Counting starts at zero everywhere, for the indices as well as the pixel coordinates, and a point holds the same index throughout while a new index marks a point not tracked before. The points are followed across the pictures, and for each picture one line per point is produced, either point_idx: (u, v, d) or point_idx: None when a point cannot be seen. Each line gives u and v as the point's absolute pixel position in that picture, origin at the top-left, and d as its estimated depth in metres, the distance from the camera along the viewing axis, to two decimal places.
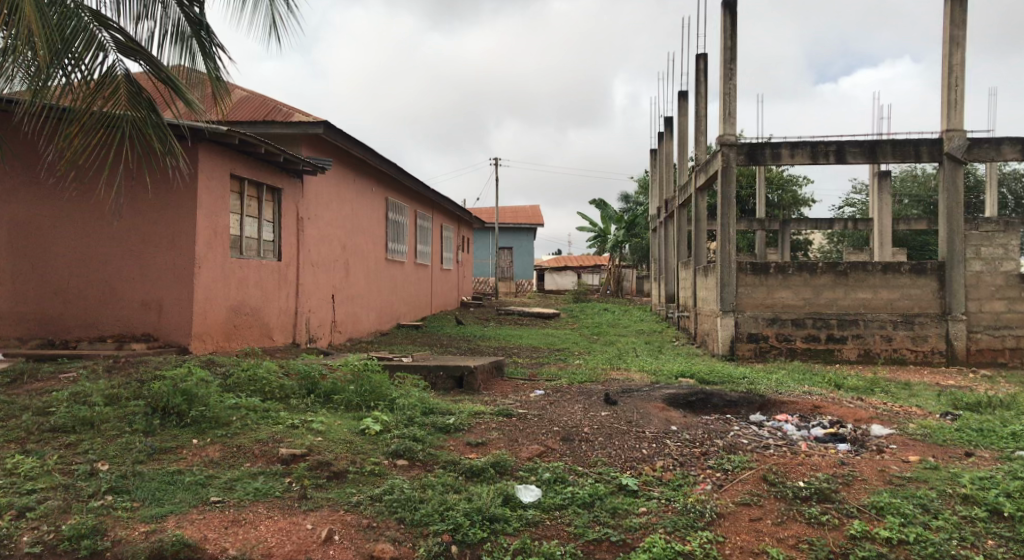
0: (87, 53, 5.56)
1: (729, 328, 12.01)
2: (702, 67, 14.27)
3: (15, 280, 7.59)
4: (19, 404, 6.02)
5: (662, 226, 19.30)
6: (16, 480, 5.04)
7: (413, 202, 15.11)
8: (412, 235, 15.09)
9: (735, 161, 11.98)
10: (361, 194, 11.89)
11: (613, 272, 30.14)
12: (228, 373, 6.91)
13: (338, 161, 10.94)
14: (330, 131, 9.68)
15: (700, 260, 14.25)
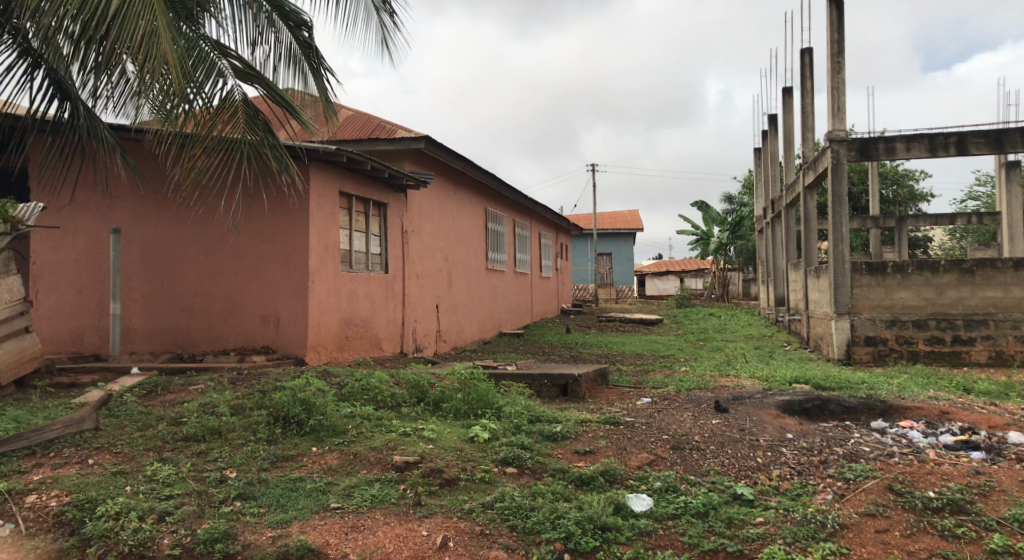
0: (208, 80, 5.85)
1: (844, 331, 11.57)
2: (807, 61, 13.80)
3: (148, 297, 8.01)
4: (156, 414, 6.34)
5: (769, 227, 18.71)
6: (155, 486, 5.37)
7: (512, 211, 15.26)
8: (512, 243, 15.25)
9: (847, 157, 11.52)
10: (461, 205, 12.10)
11: (719, 275, 29.18)
12: (343, 383, 7.11)
13: (439, 174, 11.19)
14: (431, 145, 9.87)
15: (812, 260, 13.75)
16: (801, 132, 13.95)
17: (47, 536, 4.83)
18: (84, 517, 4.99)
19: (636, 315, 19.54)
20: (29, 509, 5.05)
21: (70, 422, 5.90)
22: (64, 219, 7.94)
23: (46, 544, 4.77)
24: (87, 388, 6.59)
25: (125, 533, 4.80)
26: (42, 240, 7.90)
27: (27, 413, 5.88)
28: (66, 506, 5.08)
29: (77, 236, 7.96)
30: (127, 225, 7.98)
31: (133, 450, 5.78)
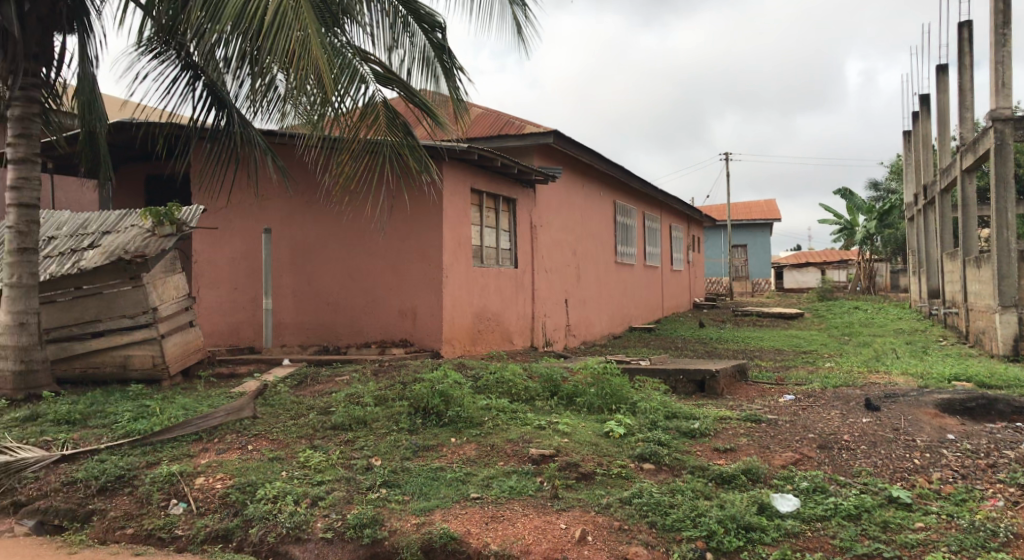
0: (352, 85, 6.10)
1: (1009, 326, 10.73)
2: (964, 35, 12.89)
3: (296, 293, 8.40)
4: (306, 403, 6.67)
5: (921, 214, 17.57)
6: (308, 472, 5.65)
7: (641, 204, 15.15)
8: (641, 237, 15.15)
9: (1013, 137, 10.69)
10: (590, 199, 12.12)
11: (866, 267, 27.72)
12: (478, 375, 7.27)
13: (567, 169, 11.22)
14: (560, 139, 9.90)
15: (971, 249, 12.86)
16: (959, 111, 13.07)
17: (214, 516, 5.17)
18: (246, 499, 5.30)
19: (776, 309, 18.81)
20: (198, 490, 5.40)
21: (231, 410, 6.29)
22: (221, 220, 8.43)
23: (213, 523, 5.12)
24: (242, 379, 6.99)
25: (283, 515, 5.08)
26: (201, 241, 8.45)
27: (193, 401, 6.31)
28: (230, 488, 5.40)
29: (233, 235, 8.44)
30: (277, 225, 8.38)
31: (287, 437, 6.10)
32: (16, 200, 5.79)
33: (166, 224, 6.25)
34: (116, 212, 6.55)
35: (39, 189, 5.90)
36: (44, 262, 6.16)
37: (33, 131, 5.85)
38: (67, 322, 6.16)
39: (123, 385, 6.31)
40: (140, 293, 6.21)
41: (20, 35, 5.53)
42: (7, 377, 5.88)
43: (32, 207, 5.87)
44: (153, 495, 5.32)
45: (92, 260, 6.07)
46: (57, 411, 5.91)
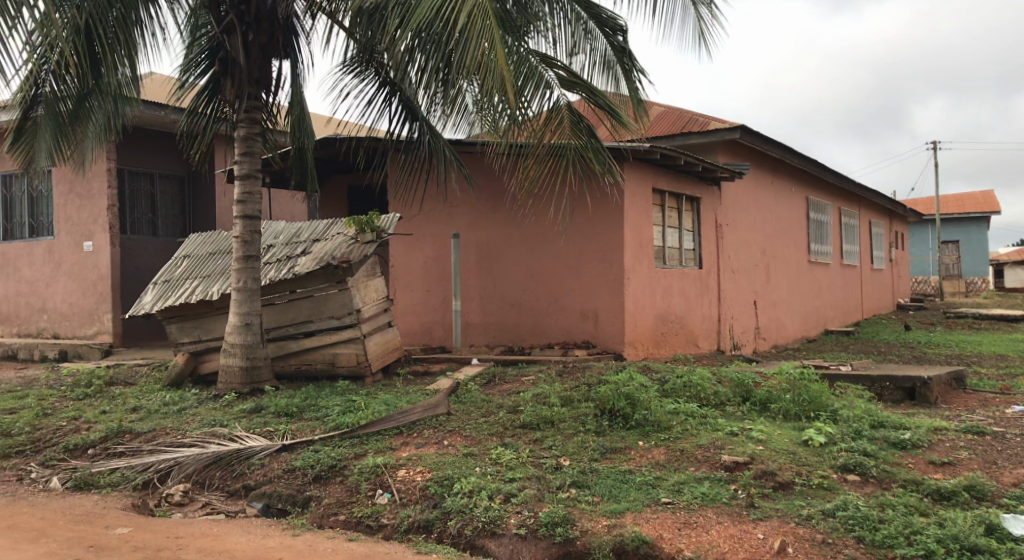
0: (538, 92, 6.23)
1: None
2: None
3: (483, 295, 8.73)
4: (495, 402, 6.89)
5: None
6: (500, 469, 5.81)
7: (837, 199, 14.47)
8: (837, 234, 14.46)
9: None
10: (779, 196, 11.74)
11: None
12: (664, 379, 7.21)
13: (754, 165, 10.94)
14: (748, 133, 9.61)
15: None
16: None
17: (415, 506, 5.43)
18: (443, 492, 5.53)
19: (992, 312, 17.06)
20: (400, 481, 5.70)
21: (428, 406, 6.61)
22: (415, 226, 8.94)
23: (415, 514, 5.37)
24: (435, 377, 7.34)
25: (479, 509, 5.24)
26: (398, 247, 8.99)
27: (393, 397, 6.70)
28: (429, 481, 5.66)
29: (425, 241, 8.91)
30: (464, 230, 8.77)
31: (480, 435, 6.32)
32: (241, 213, 6.43)
33: (368, 231, 6.70)
34: (324, 221, 7.11)
35: (260, 202, 6.53)
36: (265, 267, 6.80)
37: (256, 149, 6.48)
38: (284, 322, 6.81)
39: (332, 381, 6.84)
40: (345, 296, 6.69)
41: (245, 63, 6.26)
42: (236, 372, 6.58)
43: (254, 218, 6.51)
44: (361, 485, 5.68)
45: (304, 266, 6.62)
46: (277, 404, 6.50)
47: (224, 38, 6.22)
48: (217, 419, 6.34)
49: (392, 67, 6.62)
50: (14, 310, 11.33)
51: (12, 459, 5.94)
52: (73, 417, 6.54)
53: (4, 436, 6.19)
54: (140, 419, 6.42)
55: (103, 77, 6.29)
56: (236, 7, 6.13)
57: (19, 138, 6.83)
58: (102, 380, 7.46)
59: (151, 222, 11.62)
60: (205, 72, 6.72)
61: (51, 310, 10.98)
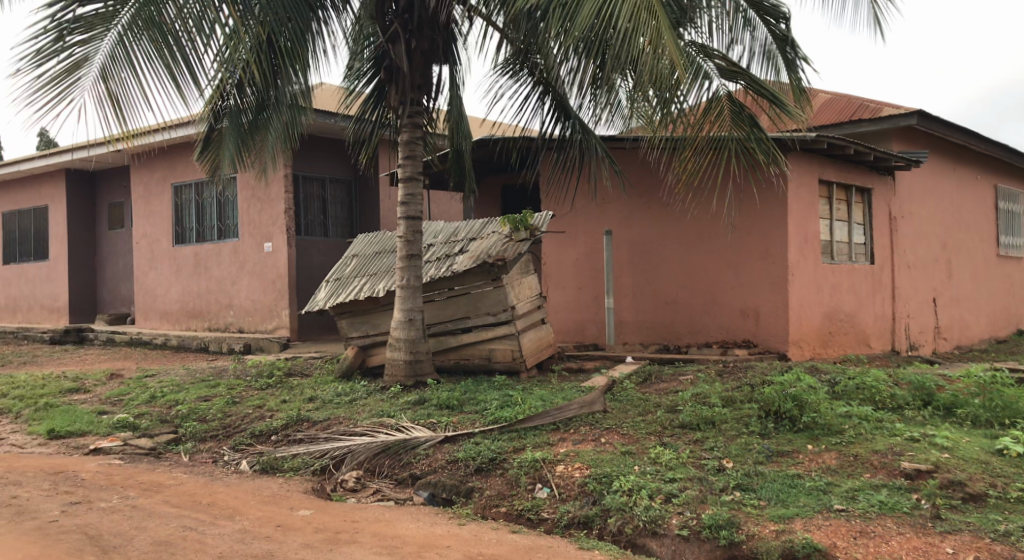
0: (696, 83, 6.09)
1: None
2: None
3: (637, 293, 8.82)
4: (653, 401, 6.84)
5: None
6: (660, 468, 5.70)
7: None
8: None
9: None
10: (961, 185, 11.08)
11: None
12: (835, 381, 6.93)
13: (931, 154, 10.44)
14: (925, 119, 9.28)
15: None
16: None
17: (575, 502, 5.45)
18: (602, 490, 5.49)
19: None
20: (559, 477, 5.72)
21: (584, 403, 6.63)
22: (567, 225, 9.18)
23: (575, 510, 5.37)
24: (589, 375, 7.38)
25: (639, 508, 5.17)
26: (551, 246, 9.26)
27: (549, 393, 6.77)
28: (587, 478, 5.64)
29: (577, 240, 9.13)
30: (617, 227, 8.92)
31: (638, 433, 6.26)
32: (404, 214, 6.76)
33: (521, 230, 6.79)
34: (480, 219, 7.27)
35: (421, 203, 6.83)
36: (426, 265, 7.08)
37: (417, 153, 6.79)
38: (444, 318, 7.09)
39: (489, 376, 7.02)
40: (500, 293, 6.81)
41: (409, 69, 6.56)
42: (400, 365, 6.91)
43: (416, 219, 6.81)
44: (521, 479, 5.76)
45: (462, 264, 6.83)
46: (438, 398, 6.75)
47: (389, 46, 6.53)
48: (384, 410, 6.66)
49: (544, 66, 6.68)
50: (205, 306, 12.39)
51: (208, 442, 6.52)
52: (258, 405, 7.09)
53: (201, 421, 6.81)
54: (316, 408, 6.87)
55: (282, 88, 6.77)
56: (401, 16, 6.43)
57: (207, 147, 7.68)
58: (282, 371, 8.06)
59: (324, 226, 12.37)
60: (369, 81, 7.02)
61: (237, 306, 11.90)
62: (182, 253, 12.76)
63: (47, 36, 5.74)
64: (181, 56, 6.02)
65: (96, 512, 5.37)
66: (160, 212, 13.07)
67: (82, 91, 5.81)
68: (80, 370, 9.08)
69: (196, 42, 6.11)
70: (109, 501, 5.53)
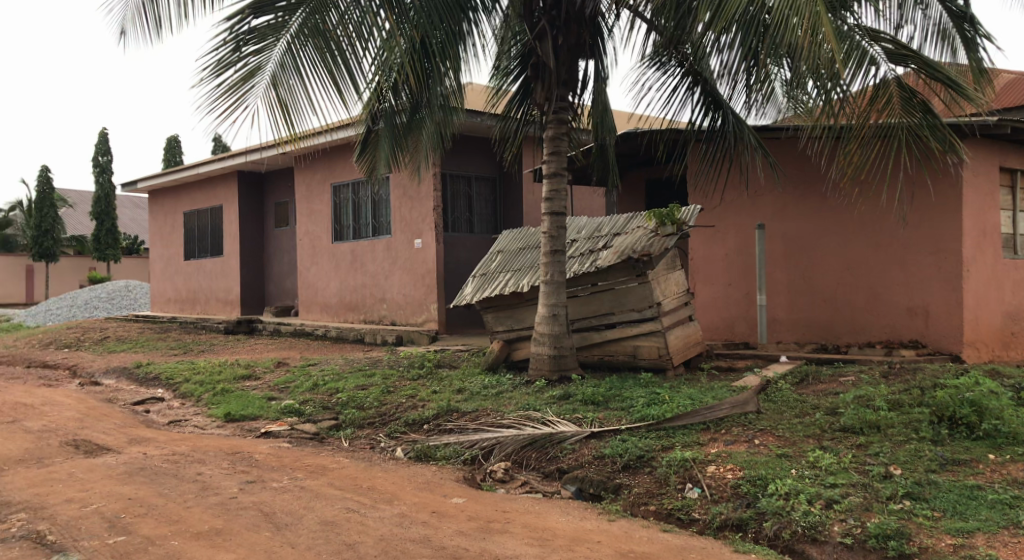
0: (859, 69, 5.71)
1: None
2: None
3: (792, 290, 8.91)
4: (811, 403, 6.56)
5: None
6: (820, 473, 5.33)
7: None
8: None
9: None
10: None
11: None
12: (1019, 386, 6.47)
13: None
14: None
15: None
16: None
17: (728, 504, 5.16)
18: (757, 492, 5.18)
19: None
20: (711, 477, 5.49)
21: (736, 403, 6.43)
22: (717, 218, 9.43)
23: (728, 511, 5.09)
24: (740, 374, 7.15)
25: (798, 513, 4.79)
26: (698, 240, 9.57)
27: (698, 391, 6.63)
28: (741, 479, 5.36)
29: (727, 234, 9.34)
30: (771, 222, 9.03)
31: (795, 436, 5.97)
32: (550, 210, 6.79)
33: (668, 224, 6.72)
34: (625, 215, 7.26)
35: (565, 199, 6.85)
36: (569, 260, 7.13)
37: (562, 148, 6.80)
38: (588, 314, 7.10)
39: (634, 373, 6.97)
40: (646, 289, 6.73)
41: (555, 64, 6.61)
42: (545, 359, 6.98)
43: (560, 214, 6.82)
44: (671, 478, 5.58)
45: (607, 259, 6.81)
46: (583, 393, 6.75)
47: (536, 44, 6.60)
48: (530, 404, 6.74)
49: (694, 57, 6.49)
50: (361, 299, 13.03)
51: (366, 429, 6.85)
52: (410, 394, 7.39)
53: (359, 408, 7.19)
54: (465, 399, 7.07)
55: (435, 88, 7.02)
56: (549, 13, 6.51)
57: (364, 149, 8.21)
58: (432, 362, 8.36)
59: (469, 221, 12.71)
60: (516, 79, 7.37)
61: (389, 300, 12.45)
62: (340, 249, 13.48)
63: (226, 47, 6.12)
64: (341, 61, 6.17)
65: (269, 492, 5.76)
66: (321, 211, 13.86)
67: (254, 95, 6.02)
68: (251, 358, 9.83)
69: (356, 47, 6.26)
70: (280, 481, 5.93)
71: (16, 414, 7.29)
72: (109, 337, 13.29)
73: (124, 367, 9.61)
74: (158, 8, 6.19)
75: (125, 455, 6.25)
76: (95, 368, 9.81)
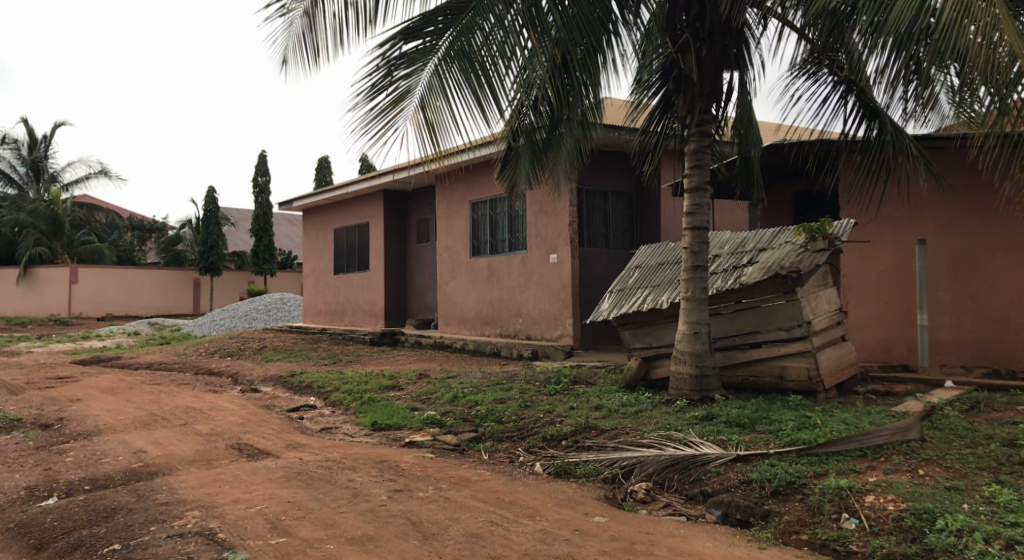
0: None
1: None
2: None
3: (957, 310, 8.52)
4: (984, 433, 6.07)
5: None
6: (999, 510, 4.80)
7: None
8: None
9: None
10: None
11: None
12: None
13: None
14: None
15: None
16: None
17: (890, 538, 4.74)
18: (923, 527, 4.72)
19: None
20: (869, 508, 5.07)
21: (897, 430, 6.02)
22: (872, 232, 9.10)
23: (891, 546, 4.66)
24: (901, 399, 6.75)
25: (974, 553, 4.32)
26: (852, 255, 9.17)
27: (853, 416, 6.28)
28: (903, 512, 4.91)
29: (885, 249, 9.00)
30: (933, 237, 8.72)
31: (966, 468, 5.49)
32: (691, 224, 6.65)
33: (820, 240, 6.50)
34: (770, 229, 7.13)
35: (707, 213, 6.67)
36: (711, 276, 7.06)
37: (704, 162, 6.64)
38: (731, 332, 6.97)
39: (781, 394, 6.73)
40: (795, 307, 6.55)
41: (698, 77, 6.50)
42: (686, 378, 6.85)
43: (702, 229, 6.66)
44: (825, 506, 5.19)
45: (752, 275, 6.69)
46: (727, 415, 6.55)
47: (679, 57, 6.55)
48: (671, 423, 6.61)
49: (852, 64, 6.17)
50: (498, 313, 13.26)
51: (505, 442, 6.96)
52: (548, 409, 7.44)
53: (498, 421, 7.32)
54: (603, 417, 7.03)
55: (574, 105, 7.16)
56: (692, 25, 6.40)
57: (505, 166, 8.54)
58: (568, 378, 8.39)
59: (605, 236, 12.66)
60: (656, 92, 7.60)
61: (525, 314, 12.62)
62: (478, 264, 13.81)
63: (379, 73, 6.38)
64: (484, 81, 6.18)
65: (416, 501, 5.89)
66: (460, 227, 14.28)
67: (402, 118, 6.22)
68: (395, 369, 10.21)
69: (499, 65, 6.23)
70: (425, 491, 6.07)
71: (188, 418, 7.93)
72: (267, 346, 14.23)
73: (280, 375, 10.23)
74: (316, 38, 6.54)
75: (283, 459, 6.64)
76: (255, 376, 10.51)
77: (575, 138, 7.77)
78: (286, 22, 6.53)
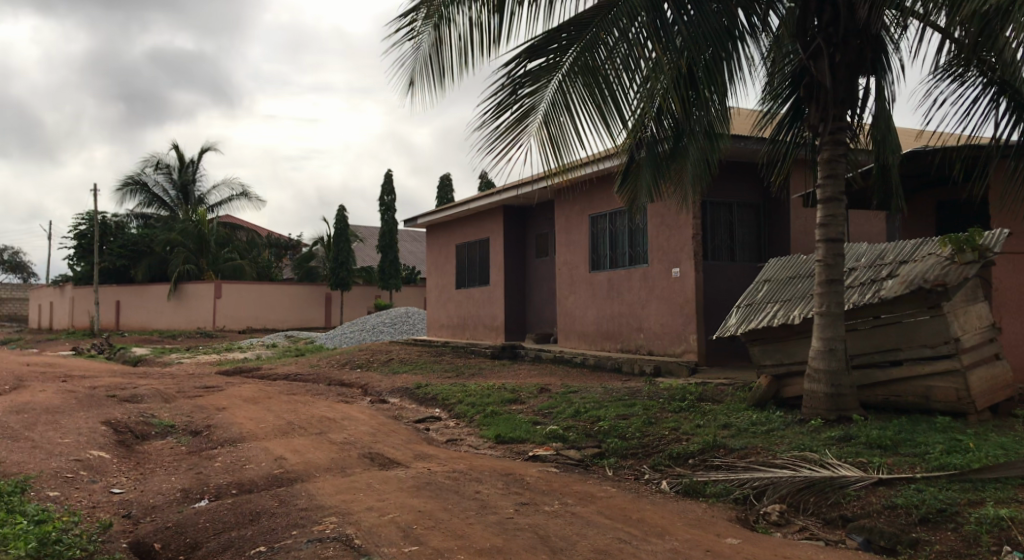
0: None
1: None
2: None
3: None
4: None
5: None
6: None
7: None
8: None
9: None
10: None
11: None
12: None
13: None
14: None
15: None
16: None
17: None
18: None
19: None
20: None
21: None
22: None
23: None
24: None
25: None
26: (1005, 267, 8.59)
27: (1011, 441, 5.80)
28: None
29: None
30: None
31: None
32: (824, 236, 6.44)
33: (967, 251, 6.16)
34: (911, 240, 6.83)
35: (842, 225, 6.44)
36: (847, 291, 6.87)
37: (838, 171, 6.42)
38: (870, 349, 6.73)
39: (928, 416, 6.39)
40: (940, 323, 6.24)
41: (832, 85, 6.28)
42: (821, 397, 6.61)
43: (836, 241, 6.44)
44: (982, 537, 4.69)
45: (893, 289, 6.45)
46: (867, 436, 6.21)
47: (810, 63, 6.34)
48: (806, 444, 6.36)
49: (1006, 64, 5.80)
50: (621, 329, 13.18)
51: (629, 459, 6.92)
52: (672, 427, 7.32)
53: (622, 438, 7.29)
54: (731, 435, 6.85)
55: (698, 115, 7.10)
56: (825, 31, 6.20)
57: (625, 179, 8.67)
58: (693, 395, 8.26)
59: (731, 249, 12.41)
60: (787, 102, 7.52)
61: (647, 329, 12.52)
62: (598, 278, 13.81)
63: (504, 91, 6.43)
64: (609, 95, 6.13)
65: (543, 515, 5.88)
66: (579, 241, 14.34)
67: (527, 133, 6.26)
68: (516, 383, 10.33)
69: (624, 78, 6.19)
70: (551, 505, 6.06)
71: (323, 427, 8.31)
72: (393, 358, 14.74)
73: (406, 387, 10.55)
74: (442, 60, 6.66)
75: (413, 469, 6.84)
76: (383, 387, 10.88)
77: (700, 150, 7.70)
78: (415, 45, 6.72)
